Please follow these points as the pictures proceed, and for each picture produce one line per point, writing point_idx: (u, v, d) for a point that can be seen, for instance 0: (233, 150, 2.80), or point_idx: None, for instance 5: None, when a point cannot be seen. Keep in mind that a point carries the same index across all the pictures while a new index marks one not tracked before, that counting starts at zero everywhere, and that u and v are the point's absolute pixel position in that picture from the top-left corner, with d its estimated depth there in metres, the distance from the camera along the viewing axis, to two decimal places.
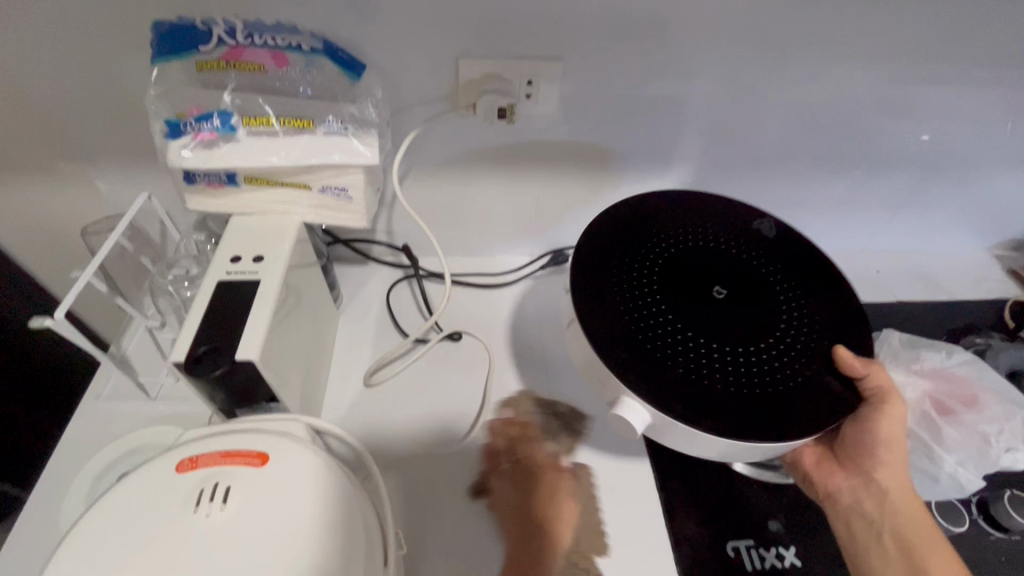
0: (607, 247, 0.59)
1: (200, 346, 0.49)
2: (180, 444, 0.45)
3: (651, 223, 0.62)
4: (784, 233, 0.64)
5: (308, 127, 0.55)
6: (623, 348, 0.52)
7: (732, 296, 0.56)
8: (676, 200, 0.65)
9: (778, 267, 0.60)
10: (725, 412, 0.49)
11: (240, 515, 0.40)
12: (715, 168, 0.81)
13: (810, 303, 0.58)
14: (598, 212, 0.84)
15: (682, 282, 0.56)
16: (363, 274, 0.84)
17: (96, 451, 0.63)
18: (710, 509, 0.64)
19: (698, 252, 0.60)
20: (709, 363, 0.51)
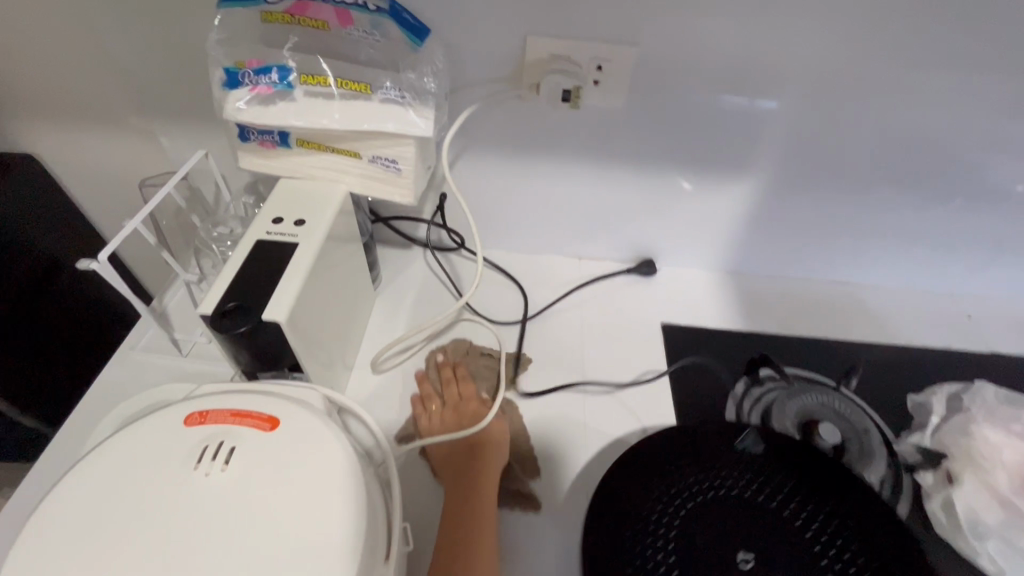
0: (614, 539, 0.48)
1: (229, 300, 0.47)
2: (195, 397, 0.43)
3: (656, 486, 0.51)
4: (773, 442, 0.55)
5: (365, 91, 0.53)
6: None
7: (767, 572, 0.46)
8: (667, 440, 0.55)
9: (802, 500, 0.51)
10: None
11: (238, 478, 0.38)
12: (790, 181, 0.74)
13: (844, 533, 0.49)
14: (654, 218, 0.79)
15: (705, 569, 0.46)
16: (407, 256, 0.82)
17: (122, 399, 0.63)
18: None
19: (715, 506, 0.50)
20: None
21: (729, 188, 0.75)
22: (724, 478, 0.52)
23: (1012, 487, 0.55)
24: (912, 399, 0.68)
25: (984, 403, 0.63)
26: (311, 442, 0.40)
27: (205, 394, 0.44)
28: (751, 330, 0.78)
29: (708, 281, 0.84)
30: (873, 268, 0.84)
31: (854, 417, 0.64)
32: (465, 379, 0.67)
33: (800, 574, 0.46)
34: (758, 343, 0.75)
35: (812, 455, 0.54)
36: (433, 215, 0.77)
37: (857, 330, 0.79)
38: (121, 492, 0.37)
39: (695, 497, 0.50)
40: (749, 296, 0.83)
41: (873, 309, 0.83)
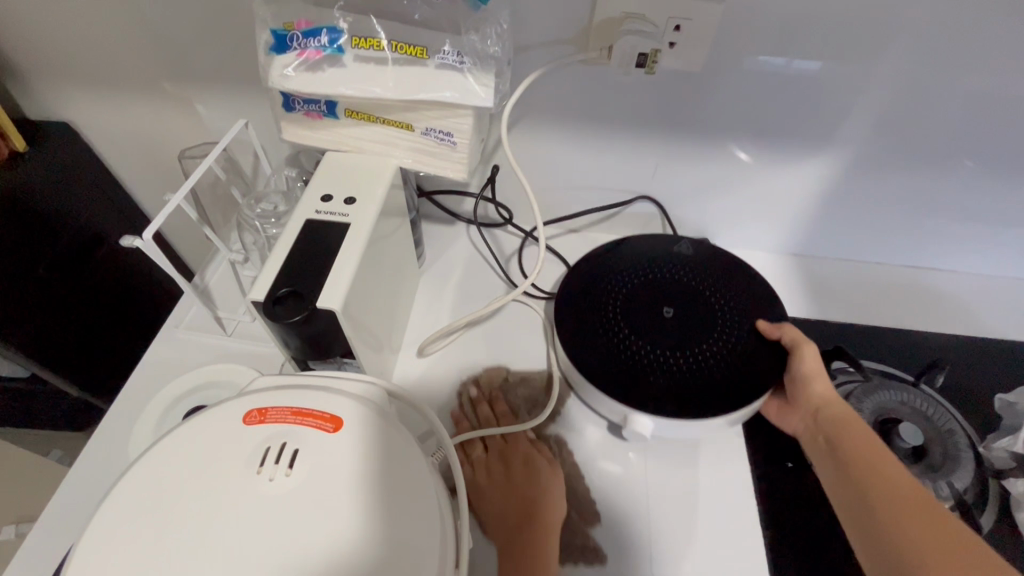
0: (573, 305, 0.60)
1: (281, 286, 0.45)
2: (250, 392, 0.41)
3: (600, 277, 0.62)
4: (698, 250, 0.66)
5: (421, 56, 0.48)
6: (609, 375, 0.55)
7: (679, 314, 0.58)
8: (618, 248, 0.65)
9: (710, 277, 0.62)
10: (701, 399, 0.53)
11: (304, 483, 0.35)
12: (874, 157, 0.67)
13: (733, 295, 0.61)
14: (716, 194, 0.73)
15: (634, 315, 0.58)
16: (451, 233, 0.78)
17: (169, 379, 0.62)
18: (824, 571, 0.53)
19: (645, 284, 0.61)
20: (679, 370, 0.54)
21: (801, 163, 0.69)
22: (655, 267, 0.63)
23: None
24: (1001, 400, 0.62)
25: None
26: (379, 450, 0.37)
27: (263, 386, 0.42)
28: (818, 317, 0.72)
29: (770, 263, 0.79)
30: (955, 253, 0.77)
31: (937, 416, 0.60)
32: (509, 416, 0.60)
33: (701, 313, 0.58)
34: (828, 332, 0.70)
35: (716, 253, 0.65)
36: (483, 191, 0.73)
37: (935, 320, 0.73)
38: (180, 495, 0.35)
39: (630, 276, 0.62)
40: (815, 279, 0.77)
41: (952, 297, 0.76)
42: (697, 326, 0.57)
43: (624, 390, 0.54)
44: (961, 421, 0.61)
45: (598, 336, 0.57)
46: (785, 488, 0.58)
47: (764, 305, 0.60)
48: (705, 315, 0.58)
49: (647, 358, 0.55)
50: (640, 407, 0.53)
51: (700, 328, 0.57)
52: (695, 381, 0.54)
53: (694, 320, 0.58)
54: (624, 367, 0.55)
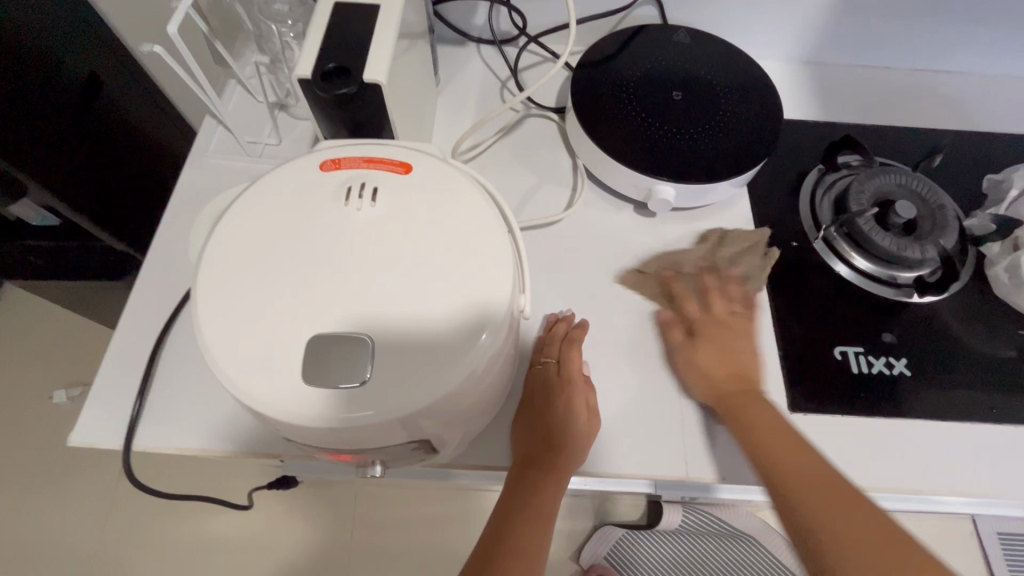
0: (593, 93, 0.65)
1: (326, 62, 0.45)
2: (321, 151, 0.45)
3: (613, 69, 0.67)
4: (697, 39, 0.70)
5: None
6: (637, 150, 0.61)
7: (688, 96, 0.65)
8: (624, 41, 0.69)
9: (711, 66, 0.68)
10: (716, 162, 0.61)
11: (388, 213, 0.40)
12: None
13: (733, 77, 0.67)
14: None
15: (647, 99, 0.64)
16: (464, 52, 0.77)
17: (210, 198, 0.64)
18: (819, 322, 0.61)
19: (655, 72, 0.67)
20: (694, 141, 0.62)
21: None
22: (661, 58, 0.68)
23: None
24: (988, 179, 0.67)
25: None
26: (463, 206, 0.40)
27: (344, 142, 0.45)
28: (826, 120, 0.75)
29: (783, 72, 0.79)
30: (966, 52, 0.77)
31: (932, 196, 0.65)
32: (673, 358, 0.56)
33: (706, 93, 0.65)
34: (834, 132, 0.72)
35: (715, 42, 0.70)
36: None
37: (937, 119, 0.76)
38: (283, 229, 0.40)
39: (641, 67, 0.67)
40: (828, 85, 0.78)
41: (957, 97, 0.78)
42: (703, 106, 0.64)
43: (637, 144, 0.61)
44: (950, 200, 0.67)
45: (614, 106, 0.64)
46: (789, 261, 0.64)
47: (757, 75, 0.68)
48: (709, 94, 0.65)
49: (666, 134, 0.62)
50: (668, 175, 0.60)
51: (708, 107, 0.64)
52: (710, 150, 0.62)
53: (700, 100, 0.65)
54: (650, 141, 0.62)
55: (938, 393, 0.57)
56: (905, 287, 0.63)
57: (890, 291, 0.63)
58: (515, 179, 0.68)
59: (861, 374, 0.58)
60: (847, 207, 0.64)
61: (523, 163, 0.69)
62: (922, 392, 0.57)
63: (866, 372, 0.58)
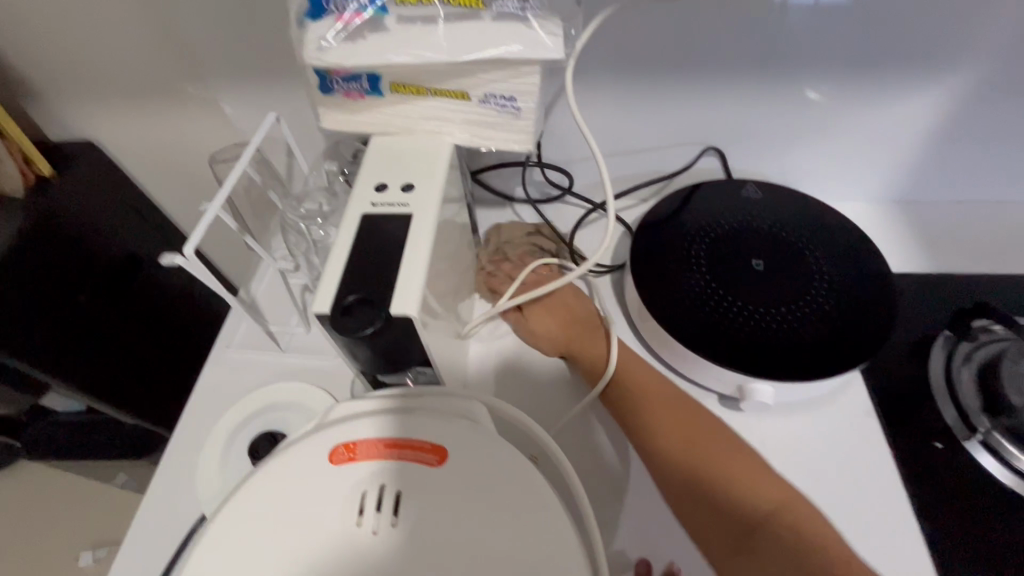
0: (656, 267, 0.56)
1: (348, 294, 0.38)
2: (330, 426, 0.40)
3: (676, 236, 0.58)
4: (771, 193, 0.62)
5: (475, 7, 0.41)
6: (717, 339, 0.51)
7: (772, 265, 0.55)
8: (687, 203, 0.61)
9: (794, 226, 0.58)
10: (821, 352, 0.49)
11: (411, 530, 0.35)
12: (1001, 74, 0.56)
13: (821, 237, 0.57)
14: (806, 140, 0.64)
15: (722, 272, 0.55)
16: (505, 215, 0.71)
17: (228, 403, 0.57)
18: (1004, 571, 0.45)
19: (728, 237, 0.58)
20: (787, 324, 0.51)
21: (908, 93, 0.59)
22: (731, 219, 0.59)
23: None
24: None
25: None
26: (518, 516, 0.34)
27: (371, 414, 0.40)
28: (938, 270, 0.63)
29: (872, 215, 0.69)
30: None
31: None
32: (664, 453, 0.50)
33: (793, 260, 0.55)
34: (951, 287, 0.60)
35: (792, 196, 0.61)
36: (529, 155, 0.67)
37: None
38: (284, 558, 0.34)
39: (709, 232, 0.58)
40: (927, 226, 0.67)
41: None
42: (792, 277, 0.54)
43: (718, 335, 0.51)
44: None
45: (684, 284, 0.55)
46: (937, 470, 0.49)
47: (850, 232, 0.57)
48: (796, 261, 0.55)
49: (751, 316, 0.52)
50: (761, 371, 0.49)
51: (799, 278, 0.54)
52: (810, 335, 0.50)
53: (788, 270, 0.54)
54: (733, 327, 0.51)
55: None
56: None
57: None
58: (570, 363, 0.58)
59: None
60: (1005, 398, 0.50)
61: None
62: None
63: None
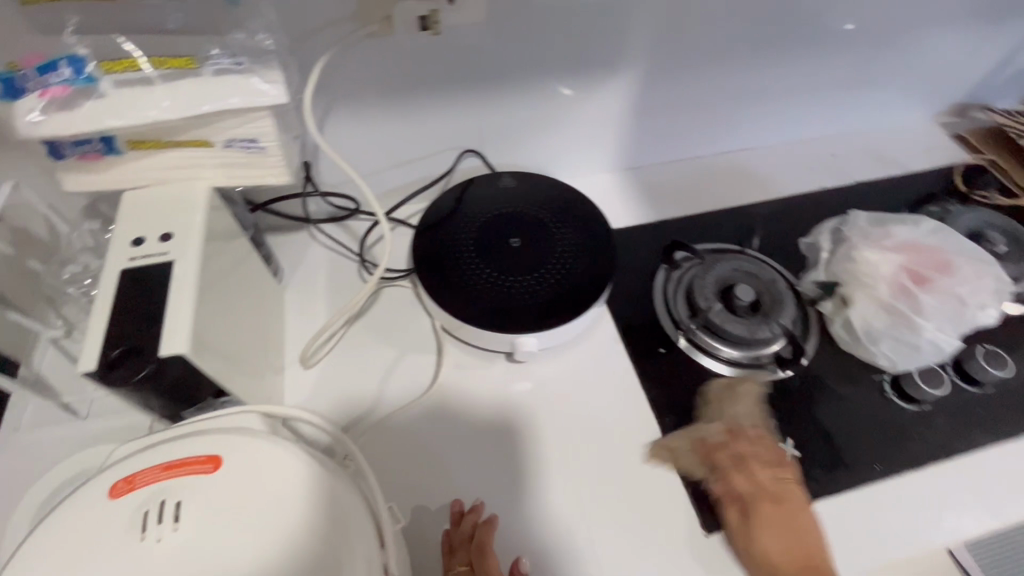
0: (435, 261, 0.66)
1: (113, 348, 0.42)
2: (112, 464, 0.41)
3: (448, 232, 0.69)
4: (521, 180, 0.74)
5: (189, 67, 0.45)
6: (488, 310, 0.62)
7: (524, 240, 0.67)
8: (456, 201, 0.72)
9: (541, 204, 0.72)
10: (566, 301, 0.63)
11: (193, 531, 0.37)
12: (663, 69, 0.74)
13: (560, 209, 0.71)
14: (546, 133, 0.77)
15: (486, 254, 0.66)
16: (302, 238, 0.75)
17: (27, 487, 0.55)
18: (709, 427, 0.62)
19: (490, 224, 0.69)
20: (539, 286, 0.64)
21: (606, 91, 0.74)
22: (492, 208, 0.71)
23: (892, 294, 0.63)
24: (802, 240, 0.75)
25: (860, 229, 0.69)
26: (306, 516, 0.38)
27: (184, 437, 0.42)
28: (658, 219, 0.81)
29: (611, 182, 0.86)
30: (754, 133, 0.88)
31: (762, 271, 0.71)
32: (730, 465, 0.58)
33: (540, 233, 0.68)
34: (665, 230, 0.78)
35: (538, 179, 0.75)
36: (305, 185, 0.70)
37: (748, 194, 0.85)
38: None
39: (475, 223, 0.69)
40: (651, 186, 0.85)
41: (758, 169, 0.89)
42: (540, 247, 0.67)
43: (488, 306, 0.63)
44: (779, 268, 0.73)
45: (458, 271, 0.65)
46: (663, 367, 0.66)
47: (583, 202, 0.72)
48: (541, 233, 0.68)
49: (511, 286, 0.64)
50: (523, 327, 0.61)
51: (545, 247, 0.67)
52: (556, 290, 0.63)
53: (536, 242, 0.67)
54: (499, 298, 0.63)
55: (826, 464, 0.60)
56: (770, 364, 0.66)
57: (761, 372, 0.65)
58: (379, 359, 0.65)
59: None
60: (697, 304, 0.68)
61: (387, 338, 0.67)
62: (815, 467, 0.60)
63: None
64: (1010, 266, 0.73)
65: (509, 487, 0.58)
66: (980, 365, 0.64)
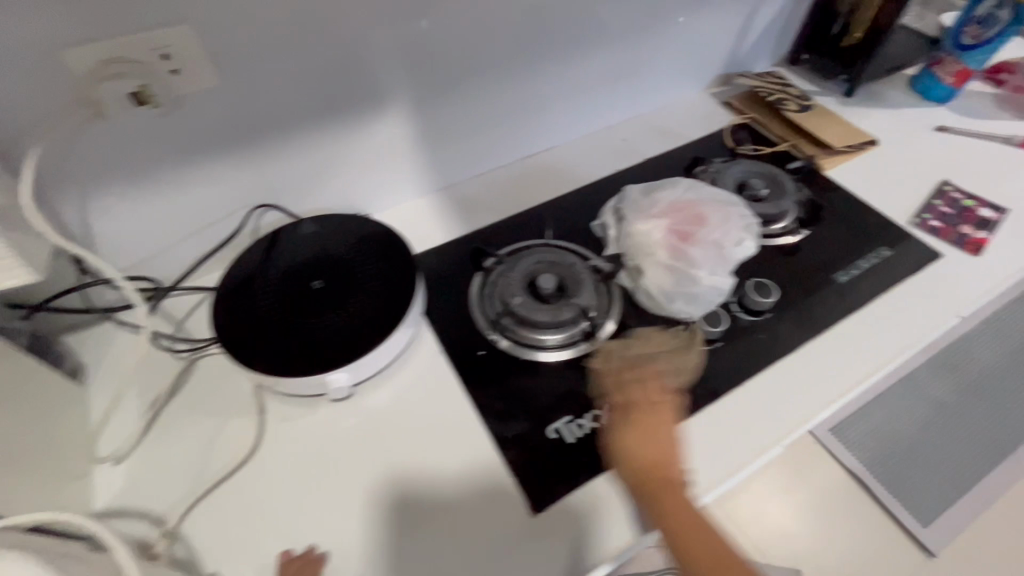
0: (235, 320, 0.65)
1: None
2: None
3: (249, 288, 0.68)
4: (322, 223, 0.76)
5: None
6: (292, 356, 0.62)
7: (326, 280, 0.69)
8: (256, 257, 0.72)
9: (343, 242, 0.73)
10: (370, 329, 0.65)
11: None
12: (434, 96, 0.78)
13: (361, 242, 0.73)
14: (342, 175, 0.79)
15: (288, 302, 0.67)
16: (104, 329, 0.72)
17: None
18: (532, 415, 0.65)
19: (291, 272, 0.70)
20: (343, 320, 0.65)
21: (386, 125, 0.77)
22: (293, 256, 0.72)
23: (666, 255, 0.70)
24: (596, 225, 0.81)
25: (633, 204, 0.76)
26: None
27: None
28: (471, 232, 0.85)
29: (424, 207, 0.89)
30: (548, 135, 0.96)
31: (562, 258, 0.76)
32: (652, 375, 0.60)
33: (341, 270, 0.70)
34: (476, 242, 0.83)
35: (338, 219, 0.76)
36: (81, 277, 0.67)
37: (552, 191, 0.92)
38: None
39: (276, 274, 0.70)
40: (463, 201, 0.90)
41: (560, 166, 0.96)
42: (341, 283, 0.69)
43: (294, 355, 0.62)
44: (580, 252, 0.79)
45: (260, 324, 0.65)
46: (485, 369, 0.69)
47: (384, 232, 0.74)
48: (344, 270, 0.70)
49: (315, 326, 0.65)
50: (330, 364, 0.62)
51: (347, 282, 0.69)
52: (361, 321, 0.65)
53: (338, 280, 0.69)
54: (303, 341, 0.63)
55: None
56: (582, 341, 0.70)
57: (574, 350, 0.69)
58: (196, 434, 0.63)
59: (577, 439, 0.63)
60: (506, 302, 0.72)
61: (204, 411, 0.65)
62: None
63: (580, 436, 0.63)
64: (769, 207, 0.85)
65: (339, 525, 0.58)
66: (753, 300, 0.73)
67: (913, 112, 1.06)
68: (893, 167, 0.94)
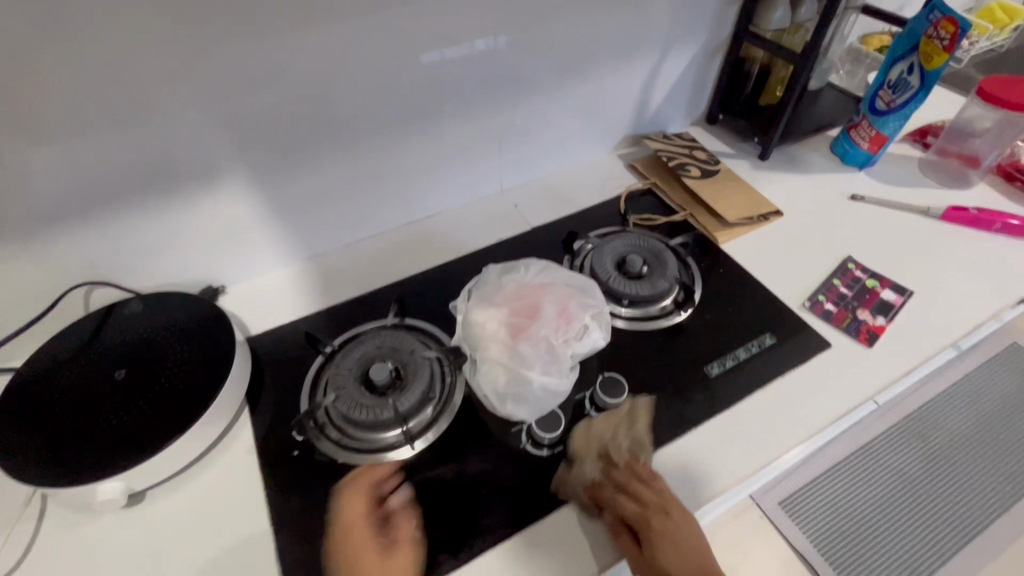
0: (19, 415, 0.60)
1: None
2: None
3: (47, 376, 0.64)
4: (150, 302, 0.71)
5: None
6: (65, 459, 0.57)
7: (131, 369, 0.64)
8: (69, 339, 0.68)
9: (166, 325, 0.69)
10: (159, 429, 0.60)
11: None
12: (285, 170, 0.75)
13: (185, 326, 0.69)
14: (185, 250, 0.76)
15: (81, 394, 0.62)
16: None
17: None
18: (332, 530, 0.59)
19: (98, 359, 0.65)
20: (134, 418, 0.61)
21: (229, 199, 0.74)
22: (107, 340, 0.67)
23: (497, 352, 0.63)
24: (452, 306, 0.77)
25: (481, 286, 0.70)
26: None
27: None
28: (329, 308, 0.81)
29: (289, 277, 0.85)
30: (429, 201, 0.92)
31: (403, 343, 0.71)
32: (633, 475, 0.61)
33: (152, 357, 0.66)
34: (330, 320, 0.79)
35: (169, 298, 0.72)
36: None
37: (426, 262, 0.87)
38: None
39: (81, 360, 0.65)
40: (330, 272, 0.86)
41: (441, 233, 0.92)
42: (146, 374, 0.64)
43: (67, 459, 0.57)
44: (428, 338, 0.74)
45: (45, 418, 0.60)
46: (295, 471, 0.63)
47: (213, 314, 0.70)
48: (155, 358, 0.66)
49: (101, 425, 0.60)
50: (103, 470, 0.57)
51: (152, 373, 0.64)
52: (153, 419, 0.60)
53: (144, 369, 0.64)
54: (83, 441, 0.58)
55: (444, 543, 0.58)
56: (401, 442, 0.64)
57: (392, 453, 0.63)
58: None
59: None
60: (327, 396, 0.66)
61: None
62: (435, 547, 0.58)
63: None
64: (646, 287, 0.78)
65: None
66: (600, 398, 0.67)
67: (828, 178, 1.00)
68: (793, 240, 0.89)
